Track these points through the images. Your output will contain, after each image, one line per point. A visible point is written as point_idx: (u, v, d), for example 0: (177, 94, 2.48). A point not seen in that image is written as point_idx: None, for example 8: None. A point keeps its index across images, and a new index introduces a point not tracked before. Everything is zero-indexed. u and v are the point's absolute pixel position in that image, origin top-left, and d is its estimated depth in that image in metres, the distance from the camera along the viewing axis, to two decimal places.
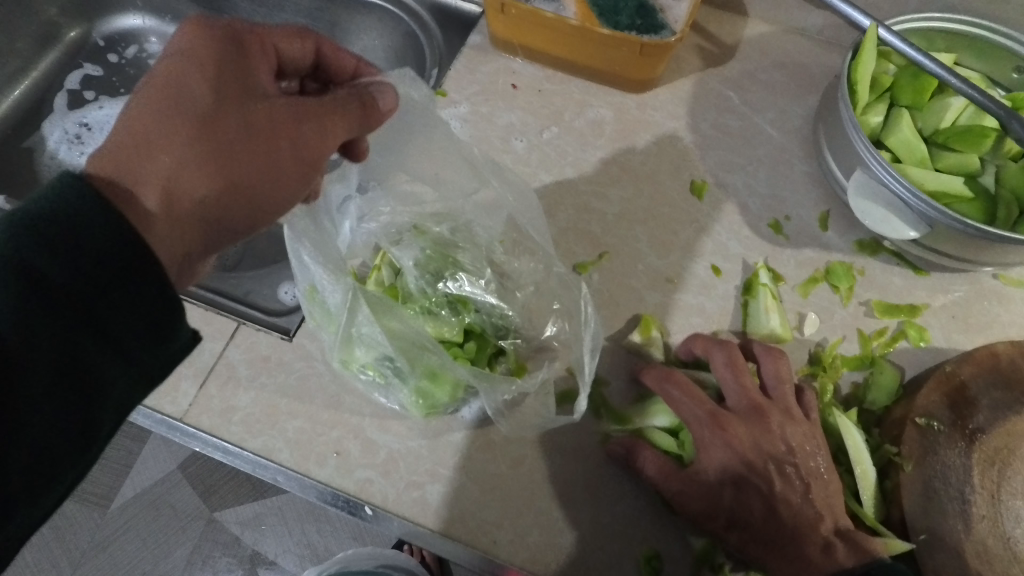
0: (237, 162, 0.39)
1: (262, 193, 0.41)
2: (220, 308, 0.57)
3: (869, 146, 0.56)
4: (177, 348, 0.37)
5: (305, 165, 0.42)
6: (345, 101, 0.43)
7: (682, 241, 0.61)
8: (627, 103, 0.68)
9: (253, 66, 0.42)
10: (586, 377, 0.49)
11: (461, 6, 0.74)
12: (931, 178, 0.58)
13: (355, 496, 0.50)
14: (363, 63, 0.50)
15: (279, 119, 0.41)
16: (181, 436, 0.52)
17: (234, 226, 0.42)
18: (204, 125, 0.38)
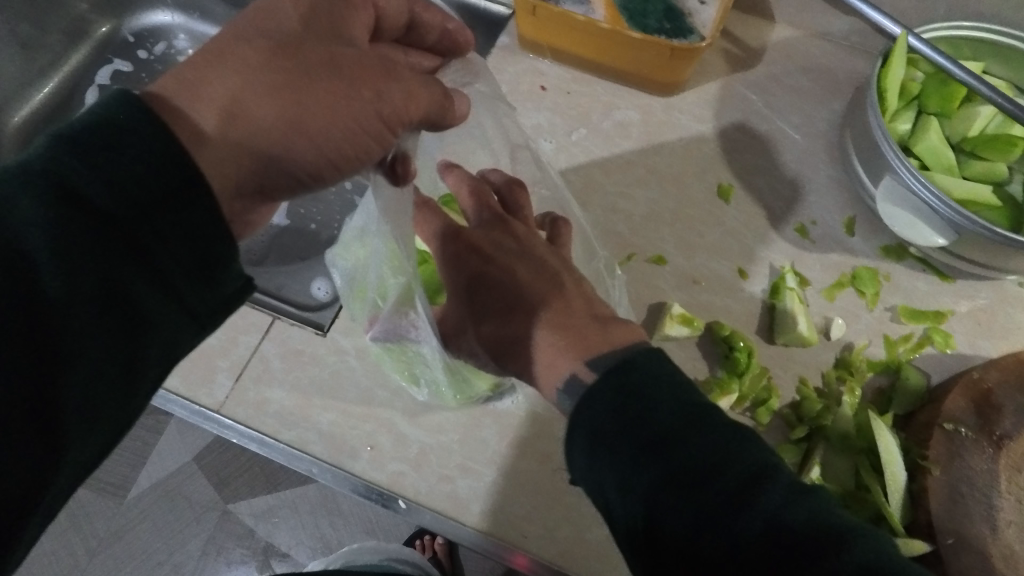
0: (309, 94, 0.36)
1: (330, 140, 0.38)
2: (254, 302, 0.58)
3: (898, 152, 0.56)
4: (229, 293, 0.35)
5: (383, 123, 0.39)
6: (432, 83, 0.41)
7: (708, 243, 0.61)
8: (653, 105, 0.69)
9: (354, 9, 0.41)
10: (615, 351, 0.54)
11: (489, 7, 0.75)
12: (959, 186, 0.59)
13: (387, 488, 0.51)
14: (451, 17, 0.48)
15: (368, 62, 0.38)
16: (217, 427, 0.53)
17: (294, 173, 0.38)
18: (284, 53, 0.37)
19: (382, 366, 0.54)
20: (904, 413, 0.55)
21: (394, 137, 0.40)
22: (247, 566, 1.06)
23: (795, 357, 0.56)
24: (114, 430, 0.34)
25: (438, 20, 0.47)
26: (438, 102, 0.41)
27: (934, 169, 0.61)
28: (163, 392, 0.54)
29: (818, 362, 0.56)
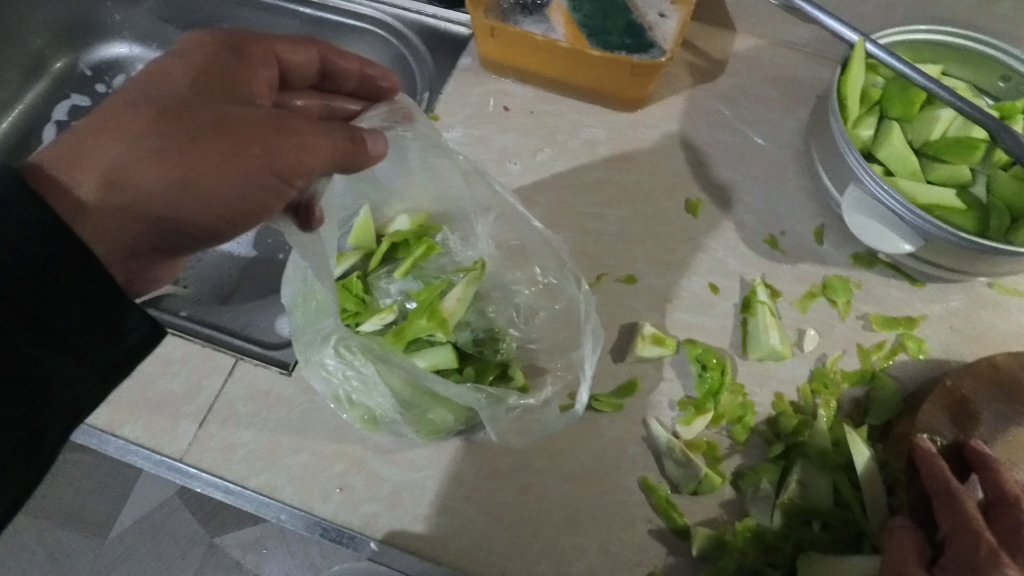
0: (192, 156, 0.38)
1: (217, 196, 0.39)
2: (217, 343, 0.57)
3: (862, 161, 0.56)
4: (132, 343, 0.39)
5: (271, 176, 0.40)
6: (333, 130, 0.42)
7: (680, 260, 0.61)
8: (620, 122, 0.68)
9: (249, 70, 0.45)
10: (587, 373, 0.50)
11: (451, 28, 0.74)
12: (924, 190, 0.59)
13: (360, 531, 0.49)
14: (366, 63, 0.53)
15: (256, 119, 0.40)
16: (182, 477, 0.52)
17: (188, 227, 0.41)
18: (167, 118, 0.39)
19: (339, 407, 0.52)
20: (881, 424, 0.54)
21: (289, 188, 0.41)
22: None
23: (770, 372, 0.56)
24: (29, 479, 0.37)
25: (354, 67, 0.52)
26: (344, 148, 0.42)
27: (898, 174, 0.61)
28: (125, 442, 0.52)
29: (794, 376, 0.56)
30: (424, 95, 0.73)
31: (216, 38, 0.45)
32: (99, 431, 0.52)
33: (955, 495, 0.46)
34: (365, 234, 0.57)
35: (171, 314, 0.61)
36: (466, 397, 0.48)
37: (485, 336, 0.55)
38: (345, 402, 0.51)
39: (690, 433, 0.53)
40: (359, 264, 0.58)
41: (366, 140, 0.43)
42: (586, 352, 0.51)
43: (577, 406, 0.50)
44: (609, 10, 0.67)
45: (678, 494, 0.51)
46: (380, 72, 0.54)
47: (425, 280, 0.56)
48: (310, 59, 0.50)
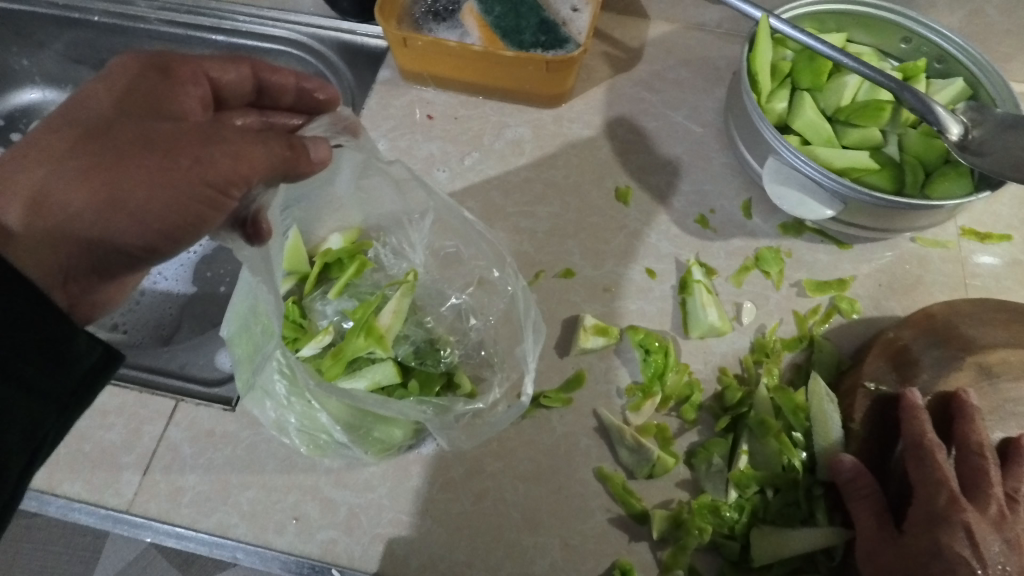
0: (121, 174, 0.37)
1: (152, 213, 0.38)
2: (156, 388, 0.55)
3: (777, 134, 0.58)
4: (84, 369, 0.37)
5: (208, 189, 0.38)
6: (270, 139, 0.41)
7: (615, 248, 0.61)
8: (543, 119, 0.68)
9: (179, 87, 0.43)
10: (530, 365, 0.49)
11: (368, 42, 0.74)
12: (839, 155, 0.60)
13: (320, 559, 0.48)
14: (302, 77, 0.51)
15: (187, 134, 0.39)
16: (130, 528, 0.50)
17: (125, 247, 0.39)
18: (93, 140, 0.38)
19: (281, 434, 0.50)
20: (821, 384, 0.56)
21: (226, 200, 0.40)
22: None
23: (711, 348, 0.57)
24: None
25: (290, 81, 0.50)
26: (282, 156, 0.41)
27: (815, 143, 0.63)
28: (66, 501, 0.50)
29: (735, 349, 0.57)
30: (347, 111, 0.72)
31: (141, 56, 0.44)
32: (38, 493, 0.50)
33: (927, 447, 0.48)
34: (297, 258, 0.55)
35: None
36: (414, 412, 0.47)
37: (427, 346, 0.54)
38: (287, 429, 0.50)
39: (639, 418, 0.53)
40: (295, 289, 0.56)
41: (305, 148, 0.43)
42: (528, 346, 0.51)
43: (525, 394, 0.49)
44: (520, 8, 0.67)
45: (635, 480, 0.51)
46: (317, 85, 0.52)
47: (359, 297, 0.55)
48: (244, 75, 0.48)
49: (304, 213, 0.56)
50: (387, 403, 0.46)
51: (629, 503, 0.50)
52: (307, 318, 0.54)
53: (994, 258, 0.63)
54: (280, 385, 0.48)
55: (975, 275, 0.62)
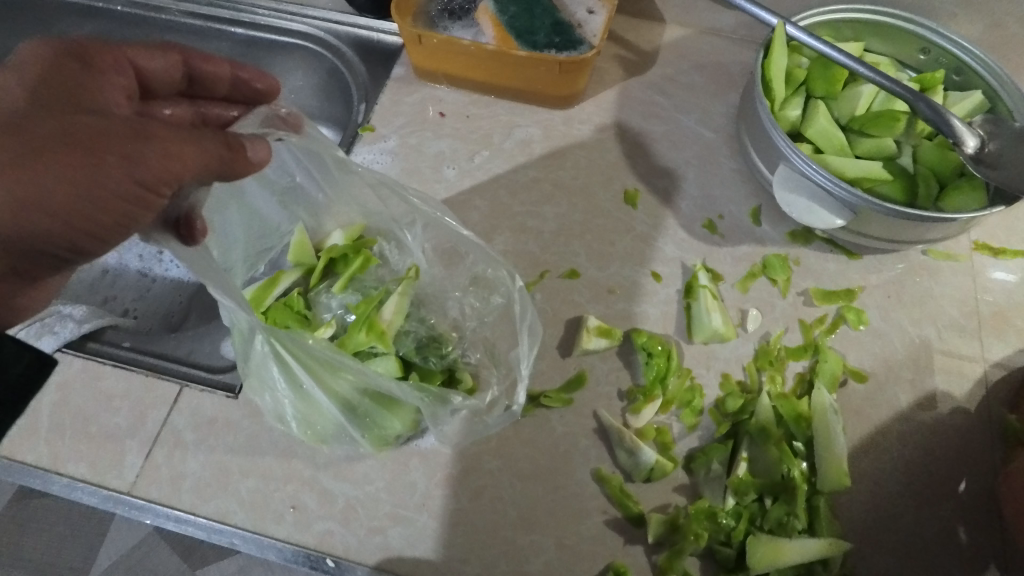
0: (36, 171, 0.36)
1: (77, 211, 0.38)
2: (161, 371, 0.56)
3: (789, 141, 0.57)
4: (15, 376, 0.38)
5: (139, 189, 0.39)
6: (205, 139, 0.41)
7: (620, 250, 0.61)
8: (553, 119, 0.69)
9: (99, 79, 0.44)
10: (523, 373, 0.51)
11: (383, 39, 0.74)
12: (850, 165, 0.60)
13: (316, 549, 0.49)
14: (234, 66, 0.53)
15: (112, 130, 0.38)
16: (131, 510, 0.51)
17: (48, 242, 0.40)
18: (5, 132, 0.37)
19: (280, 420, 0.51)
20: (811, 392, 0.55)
21: (155, 198, 0.40)
22: None
23: (714, 354, 0.57)
24: None
25: (224, 70, 0.53)
26: (220, 156, 0.41)
27: (827, 152, 0.62)
28: (69, 480, 0.51)
29: (738, 356, 0.57)
30: (359, 107, 0.73)
31: (57, 45, 0.44)
32: (42, 471, 0.51)
33: None
34: (303, 251, 0.56)
35: (112, 344, 0.58)
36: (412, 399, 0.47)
37: (429, 340, 0.54)
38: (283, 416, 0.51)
39: (639, 421, 0.53)
40: (300, 281, 0.57)
41: (246, 148, 0.43)
42: (524, 351, 0.52)
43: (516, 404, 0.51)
44: (535, 9, 0.67)
45: (632, 483, 0.51)
46: (253, 75, 0.54)
47: (362, 291, 0.55)
48: (171, 64, 0.50)
49: (291, 186, 0.57)
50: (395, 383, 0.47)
51: (625, 504, 0.50)
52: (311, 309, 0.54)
53: (1008, 274, 0.62)
54: (273, 373, 0.48)
55: (988, 290, 0.61)
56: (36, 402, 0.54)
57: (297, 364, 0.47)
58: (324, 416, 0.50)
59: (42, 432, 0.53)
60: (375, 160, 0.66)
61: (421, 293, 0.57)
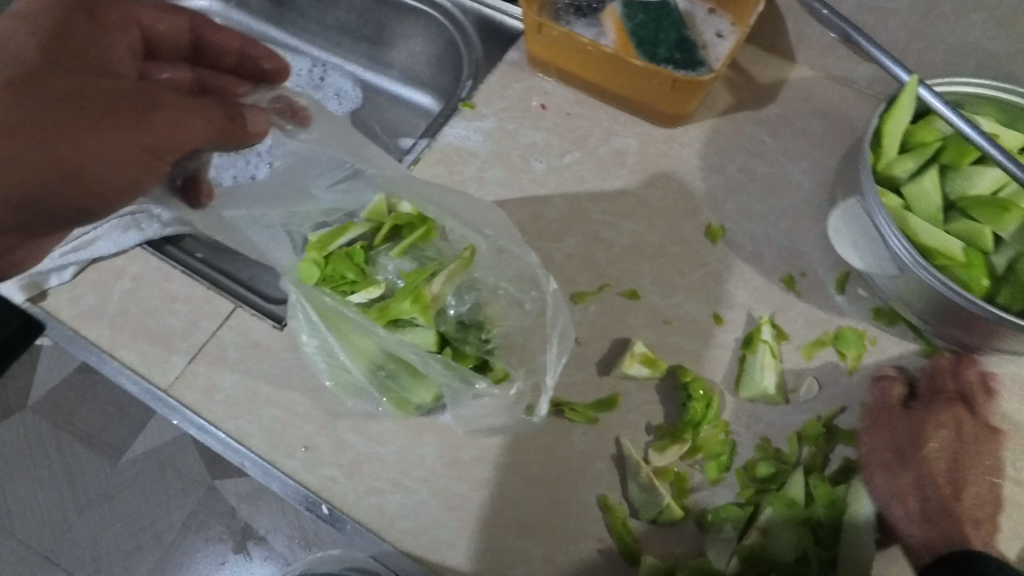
0: (53, 134, 0.40)
1: (84, 170, 0.41)
2: (222, 288, 0.59)
3: (876, 197, 0.51)
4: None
5: (142, 153, 0.41)
6: (211, 108, 0.43)
7: (688, 283, 0.59)
8: (654, 136, 0.67)
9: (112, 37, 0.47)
10: (548, 384, 0.50)
11: (507, 22, 0.75)
12: (929, 231, 0.54)
13: (316, 493, 0.50)
14: (244, 41, 0.57)
15: (121, 95, 0.41)
16: (164, 407, 0.54)
17: (57, 204, 0.42)
18: (21, 88, 0.40)
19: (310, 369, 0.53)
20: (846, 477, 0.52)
21: (161, 165, 0.42)
22: (224, 545, 0.99)
23: (759, 414, 0.53)
24: None
25: (233, 44, 0.56)
26: (222, 126, 0.43)
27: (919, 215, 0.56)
28: (119, 364, 0.54)
29: (784, 423, 0.53)
30: (467, 83, 0.74)
31: None
32: (99, 350, 0.55)
33: None
34: (379, 210, 0.57)
35: (185, 252, 0.63)
36: (439, 374, 0.48)
37: (471, 321, 0.53)
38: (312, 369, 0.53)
39: (661, 460, 0.51)
40: (367, 236, 0.58)
41: (246, 119, 0.44)
42: (552, 359, 0.51)
43: (538, 413, 0.51)
44: (663, 21, 0.65)
45: (638, 521, 0.49)
46: (262, 53, 0.57)
47: (419, 261, 0.55)
48: (181, 28, 0.54)
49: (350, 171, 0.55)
50: (421, 355, 0.48)
51: (624, 540, 0.48)
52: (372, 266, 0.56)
53: None
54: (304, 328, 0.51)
55: None
56: (109, 287, 0.58)
57: (325, 323, 0.49)
58: (351, 377, 0.51)
59: (107, 315, 0.56)
60: (468, 136, 0.66)
61: (474, 277, 0.55)
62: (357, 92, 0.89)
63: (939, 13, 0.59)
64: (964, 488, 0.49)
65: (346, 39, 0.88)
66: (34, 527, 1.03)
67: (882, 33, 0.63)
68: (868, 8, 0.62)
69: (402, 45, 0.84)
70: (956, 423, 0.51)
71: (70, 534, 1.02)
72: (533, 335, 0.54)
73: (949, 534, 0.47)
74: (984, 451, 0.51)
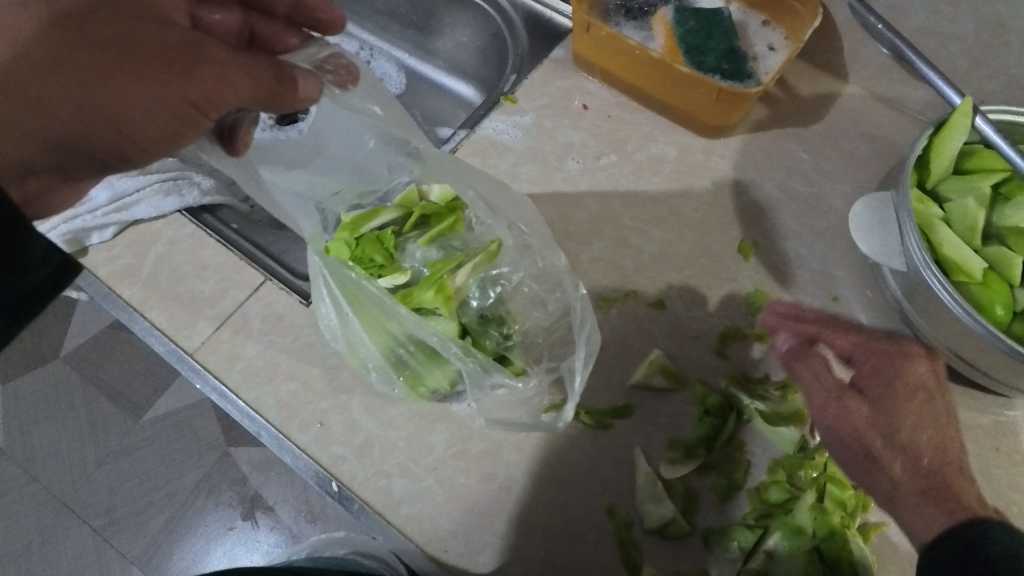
0: (99, 80, 0.38)
1: (124, 118, 0.39)
2: (253, 260, 0.60)
3: (910, 220, 0.51)
4: (39, 279, 0.38)
5: (182, 104, 0.39)
6: (260, 66, 0.41)
7: (714, 297, 0.58)
8: (694, 145, 0.66)
9: None
10: (576, 388, 0.49)
11: (555, 19, 0.75)
12: (955, 243, 0.51)
13: (325, 469, 0.51)
14: None
15: (172, 46, 0.39)
16: (188, 370, 0.55)
17: (98, 151, 0.41)
18: (73, 31, 0.39)
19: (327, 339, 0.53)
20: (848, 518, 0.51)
21: (201, 120, 0.40)
22: (232, 511, 0.99)
23: None
24: None
25: None
26: (268, 86, 0.41)
27: (954, 228, 0.53)
28: (148, 325, 0.56)
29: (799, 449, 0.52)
30: (510, 77, 0.73)
31: None
32: (131, 309, 0.57)
33: None
34: (409, 197, 0.57)
35: (223, 223, 0.63)
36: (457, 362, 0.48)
37: (491, 314, 0.54)
38: (329, 340, 0.53)
39: (670, 472, 0.50)
40: (397, 221, 0.58)
41: (294, 81, 0.42)
42: (578, 364, 0.49)
43: (562, 418, 0.50)
44: (714, 30, 0.64)
45: (642, 531, 0.49)
46: (318, 3, 0.56)
47: (445, 251, 0.56)
48: None
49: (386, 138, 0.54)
50: (442, 339, 0.47)
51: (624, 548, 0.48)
52: (400, 252, 0.56)
53: None
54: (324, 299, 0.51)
55: None
56: (145, 249, 0.59)
57: (343, 296, 0.49)
58: (369, 356, 0.51)
59: (141, 276, 0.58)
60: (506, 130, 0.66)
61: (499, 271, 0.55)
62: (400, 77, 0.90)
63: (1003, 42, 0.57)
64: (945, 449, 0.49)
65: (394, 24, 0.89)
66: (56, 472, 1.07)
67: (940, 58, 0.61)
68: (929, 31, 0.60)
69: (447, 34, 0.84)
70: (915, 375, 0.52)
71: (87, 484, 1.05)
72: (558, 333, 0.54)
73: (947, 502, 0.46)
74: (945, 401, 0.51)
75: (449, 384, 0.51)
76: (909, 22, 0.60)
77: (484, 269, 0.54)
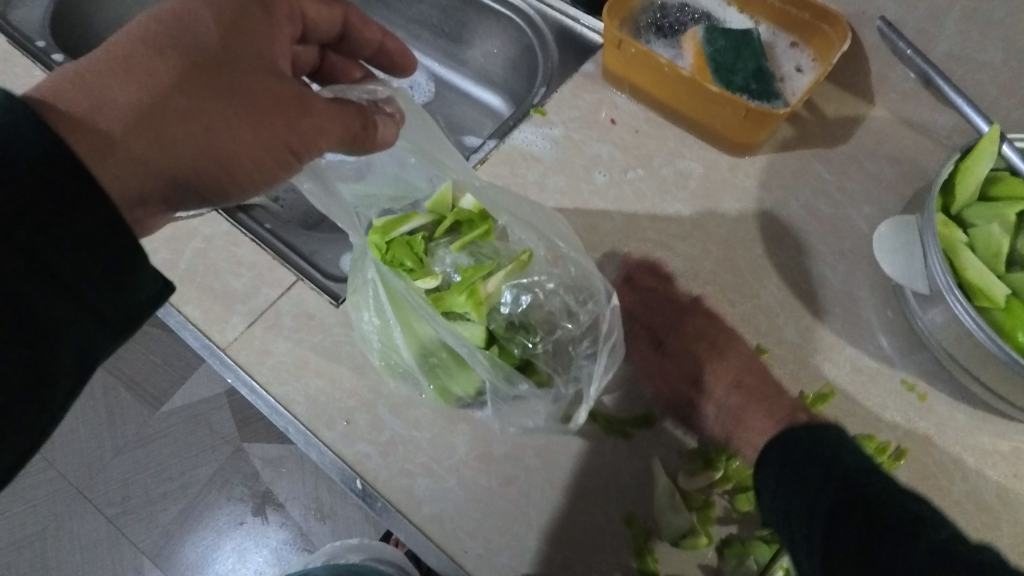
0: (222, 125, 0.39)
1: (238, 162, 0.40)
2: (286, 259, 0.61)
3: (935, 244, 0.51)
4: (143, 298, 0.36)
5: (282, 147, 0.41)
6: (352, 115, 0.44)
7: (736, 313, 0.59)
8: (720, 162, 0.67)
9: (275, 28, 0.44)
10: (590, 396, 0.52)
11: (585, 34, 0.76)
12: (978, 267, 0.52)
13: (350, 466, 0.52)
14: (387, 36, 0.55)
15: (283, 94, 0.41)
16: (219, 364, 0.56)
17: (205, 189, 0.41)
18: (199, 73, 0.39)
19: (362, 342, 0.54)
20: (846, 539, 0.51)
21: (297, 163, 0.43)
22: (243, 506, 1.04)
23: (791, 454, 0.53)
24: (39, 430, 0.33)
25: (376, 39, 0.54)
26: (354, 131, 0.44)
27: (977, 253, 0.54)
28: (183, 319, 0.57)
29: None
30: (539, 89, 0.75)
31: None
32: (167, 303, 0.58)
33: None
34: (442, 202, 0.58)
35: (257, 222, 0.65)
36: (483, 369, 0.49)
37: (519, 321, 0.54)
38: (365, 343, 0.54)
39: (688, 484, 0.51)
40: (428, 226, 0.60)
41: (375, 124, 0.46)
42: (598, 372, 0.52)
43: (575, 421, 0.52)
44: (743, 50, 0.64)
45: (659, 540, 0.50)
46: (399, 50, 0.56)
47: (476, 258, 0.57)
48: (335, 17, 0.51)
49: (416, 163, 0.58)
50: (471, 348, 0.49)
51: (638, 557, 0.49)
52: (433, 256, 0.57)
53: None
54: (369, 303, 0.52)
55: None
56: (183, 245, 0.61)
57: (388, 301, 0.50)
58: (401, 360, 0.52)
59: (178, 271, 0.60)
60: (535, 141, 0.68)
61: (530, 280, 0.56)
62: (430, 86, 0.92)
63: None
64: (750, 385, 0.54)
65: (426, 33, 0.91)
66: (70, 461, 1.07)
67: (968, 85, 0.62)
68: (957, 58, 0.60)
69: (477, 45, 0.86)
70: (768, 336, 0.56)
71: (103, 474, 1.06)
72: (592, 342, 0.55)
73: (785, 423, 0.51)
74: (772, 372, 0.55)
75: (474, 391, 0.52)
76: (939, 48, 0.61)
77: (516, 276, 0.54)
